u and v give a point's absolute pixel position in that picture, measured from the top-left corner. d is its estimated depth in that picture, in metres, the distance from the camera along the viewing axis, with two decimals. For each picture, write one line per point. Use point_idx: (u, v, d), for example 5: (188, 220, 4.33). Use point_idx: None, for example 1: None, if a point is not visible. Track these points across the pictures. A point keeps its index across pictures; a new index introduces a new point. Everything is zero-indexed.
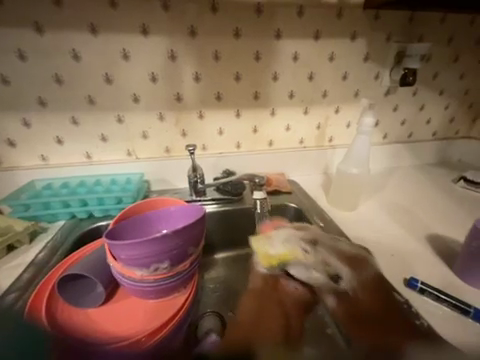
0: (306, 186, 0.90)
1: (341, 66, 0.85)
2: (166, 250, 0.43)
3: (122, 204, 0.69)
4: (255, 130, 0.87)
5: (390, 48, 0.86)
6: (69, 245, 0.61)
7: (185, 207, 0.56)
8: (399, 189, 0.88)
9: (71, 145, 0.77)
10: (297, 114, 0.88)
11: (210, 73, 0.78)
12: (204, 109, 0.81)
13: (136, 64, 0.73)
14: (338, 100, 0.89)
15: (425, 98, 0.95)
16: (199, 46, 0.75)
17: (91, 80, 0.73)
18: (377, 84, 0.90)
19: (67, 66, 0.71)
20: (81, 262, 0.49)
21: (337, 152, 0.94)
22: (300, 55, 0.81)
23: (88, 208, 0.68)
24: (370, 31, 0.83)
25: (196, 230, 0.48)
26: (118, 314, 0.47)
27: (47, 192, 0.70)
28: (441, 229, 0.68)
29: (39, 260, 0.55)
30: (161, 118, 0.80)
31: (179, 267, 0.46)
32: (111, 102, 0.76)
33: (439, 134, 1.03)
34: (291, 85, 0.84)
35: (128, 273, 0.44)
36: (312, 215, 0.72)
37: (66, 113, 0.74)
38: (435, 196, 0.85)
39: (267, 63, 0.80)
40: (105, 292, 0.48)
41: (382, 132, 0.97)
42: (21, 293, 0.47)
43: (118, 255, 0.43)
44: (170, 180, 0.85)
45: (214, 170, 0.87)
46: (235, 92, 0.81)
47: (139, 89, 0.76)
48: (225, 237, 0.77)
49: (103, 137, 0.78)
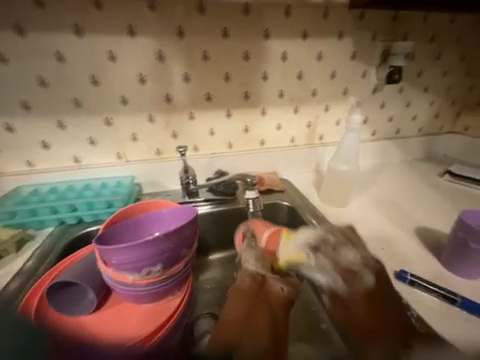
0: (299, 184, 0.91)
1: (329, 65, 0.86)
2: (159, 252, 0.43)
3: (112, 208, 0.68)
4: (246, 130, 0.87)
5: (376, 47, 0.87)
6: (58, 252, 0.59)
7: (177, 208, 0.56)
8: (388, 184, 0.91)
9: (58, 149, 0.75)
10: (288, 114, 0.89)
11: (199, 74, 0.78)
12: (194, 110, 0.81)
13: (123, 66, 0.72)
14: (327, 99, 0.90)
15: (411, 95, 0.98)
16: (187, 46, 0.74)
17: (77, 82, 0.71)
18: (364, 83, 0.91)
19: (51, 68, 0.69)
20: (71, 269, 0.48)
21: (328, 150, 0.95)
22: (288, 54, 0.82)
23: (77, 214, 0.66)
24: (355, 30, 0.84)
25: (189, 231, 0.47)
26: (112, 320, 0.46)
27: (33, 198, 0.68)
28: (429, 222, 0.70)
29: (27, 269, 0.54)
30: (151, 120, 0.79)
31: (173, 269, 0.46)
32: (98, 105, 0.74)
33: (425, 130, 1.06)
34: (280, 84, 0.84)
35: (120, 278, 0.43)
36: (305, 213, 0.73)
37: (51, 117, 0.72)
38: (423, 190, 0.87)
39: (256, 63, 0.80)
40: (97, 298, 0.47)
41: (370, 129, 0.99)
42: (8, 304, 0.45)
43: (109, 260, 0.42)
44: (162, 183, 0.84)
45: (207, 170, 0.86)
46: (225, 92, 0.81)
47: (127, 90, 0.74)
48: (219, 238, 0.76)
49: (91, 140, 0.77)
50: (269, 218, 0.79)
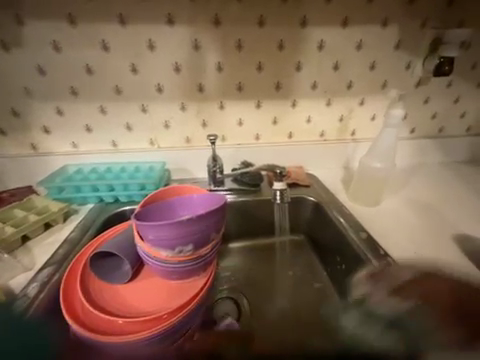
0: (326, 180, 0.88)
1: (370, 55, 0.81)
2: (190, 233, 0.45)
3: (145, 190, 0.72)
4: (275, 121, 0.86)
5: (425, 35, 0.80)
6: (97, 226, 0.65)
7: (207, 195, 0.58)
8: (424, 187, 0.84)
9: (98, 133, 0.82)
10: (319, 106, 0.85)
11: (232, 63, 0.78)
12: (224, 100, 0.81)
13: (160, 54, 0.75)
14: (363, 91, 0.85)
15: (461, 89, 0.88)
16: (222, 34, 0.74)
17: (118, 70, 0.75)
18: (407, 74, 0.84)
19: (97, 56, 0.73)
20: (111, 240, 0.52)
21: (360, 146, 0.90)
22: (325, 43, 0.78)
23: (114, 193, 0.72)
24: (403, 16, 0.77)
25: (218, 216, 0.49)
26: (143, 291, 0.50)
27: (77, 177, 0.76)
28: (471, 230, 0.64)
29: (71, 239, 0.60)
30: (183, 109, 0.81)
31: (202, 251, 0.48)
32: (136, 93, 0.78)
33: (474, 130, 0.95)
34: (314, 75, 0.81)
35: (153, 253, 0.47)
36: (331, 209, 0.71)
37: (95, 103, 0.78)
38: (466, 195, 0.79)
39: (291, 53, 0.78)
40: (131, 270, 0.52)
41: (409, 126, 0.92)
42: (58, 266, 0.52)
43: (145, 235, 0.45)
44: (190, 170, 0.87)
45: (233, 161, 0.87)
46: (256, 83, 0.81)
47: (163, 79, 0.77)
48: (241, 227, 0.78)
49: (128, 126, 0.81)
50: (293, 212, 0.78)
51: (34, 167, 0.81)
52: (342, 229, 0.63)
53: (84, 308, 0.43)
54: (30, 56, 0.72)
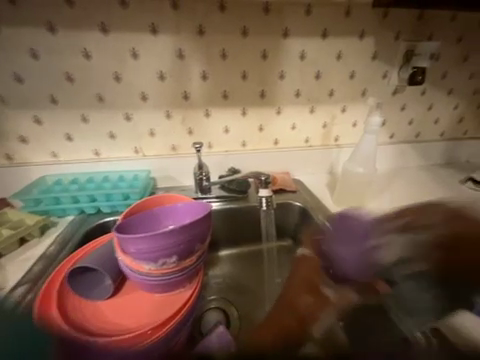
0: (312, 185, 0.89)
1: (349, 65, 0.84)
2: (174, 244, 0.44)
3: (129, 200, 0.70)
4: (261, 129, 0.87)
5: (399, 47, 0.85)
6: (78, 240, 0.62)
7: (191, 204, 0.57)
8: (405, 190, 0.87)
9: (80, 142, 0.79)
10: (304, 113, 0.88)
11: (217, 71, 0.79)
12: (210, 108, 0.82)
13: (144, 63, 0.74)
14: (345, 99, 0.88)
15: (434, 97, 0.94)
16: (206, 44, 0.75)
17: (100, 78, 0.74)
18: (384, 83, 0.89)
19: (78, 64, 0.72)
20: (91, 254, 0.50)
21: (343, 152, 0.93)
22: (307, 53, 0.81)
23: (96, 204, 0.70)
24: (377, 29, 0.82)
25: (202, 226, 0.48)
26: (126, 307, 0.48)
27: (56, 187, 0.72)
28: None
29: (49, 254, 0.57)
30: (168, 116, 0.81)
31: (186, 262, 0.47)
32: (119, 101, 0.77)
33: (447, 135, 1.01)
34: (297, 83, 0.84)
35: (136, 267, 0.45)
36: (317, 214, 0.72)
37: (76, 111, 0.76)
38: (443, 197, 0.83)
39: (274, 62, 0.80)
40: (113, 285, 0.50)
41: (388, 132, 0.97)
42: (33, 284, 0.49)
43: (127, 249, 0.44)
44: (176, 178, 0.85)
45: (220, 168, 0.87)
46: (241, 91, 0.82)
47: (147, 87, 0.77)
48: (229, 235, 0.77)
49: (111, 135, 0.80)
50: (280, 218, 0.79)
51: (9, 179, 0.77)
52: None
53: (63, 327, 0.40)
54: (5, 63, 0.69)
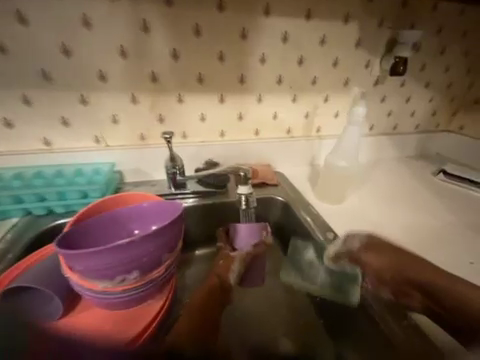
0: (293, 178, 0.86)
1: (332, 51, 0.80)
2: (135, 257, 0.37)
3: (87, 198, 0.61)
4: (240, 117, 0.80)
5: (382, 35, 0.82)
6: (22, 247, 0.52)
7: (160, 204, 0.49)
8: (383, 182, 0.88)
9: (24, 129, 0.66)
10: (285, 102, 0.82)
11: (189, 50, 0.69)
12: (183, 92, 0.73)
13: (100, 34, 0.62)
14: (327, 88, 0.84)
15: (411, 89, 0.94)
16: (176, 16, 0.65)
17: (44, 51, 0.61)
18: (367, 73, 0.86)
19: (12, 30, 0.58)
20: (30, 273, 0.41)
21: (325, 143, 0.90)
22: (289, 36, 0.74)
23: (46, 204, 0.59)
24: (362, 13, 0.78)
25: (171, 233, 0.42)
26: (80, 327, 0.41)
27: None
28: (423, 224, 0.67)
29: None
30: (134, 101, 0.70)
31: (152, 274, 0.40)
32: (71, 80, 0.64)
33: (422, 127, 1.03)
34: (278, 69, 0.77)
35: (88, 285, 0.38)
36: (299, 208, 0.69)
37: (15, 91, 0.62)
38: (417, 189, 0.85)
39: (254, 43, 0.73)
40: (63, 302, 0.42)
41: (368, 124, 0.96)
42: None
43: (74, 265, 0.36)
44: (146, 172, 0.76)
45: (197, 160, 0.79)
46: (218, 74, 0.73)
47: (106, 65, 0.65)
48: (207, 233, 0.71)
49: (64, 121, 0.67)
50: (261, 214, 0.74)
51: None
52: (309, 230, 0.62)
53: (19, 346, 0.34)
54: None
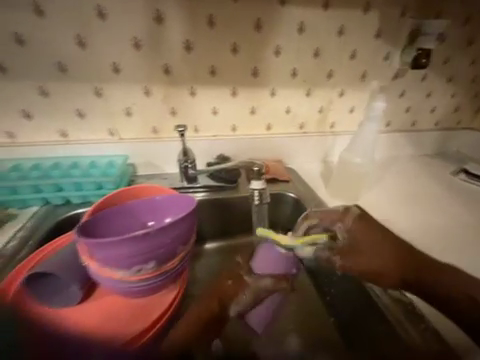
0: (305, 175, 0.84)
1: (351, 43, 0.76)
2: (151, 248, 0.38)
3: (102, 190, 0.62)
4: (252, 111, 0.79)
5: (404, 25, 0.78)
6: (41, 235, 0.54)
7: (174, 197, 0.50)
8: (397, 181, 0.85)
9: (41, 121, 0.67)
10: (299, 96, 0.80)
11: (203, 42, 0.68)
12: (195, 86, 0.72)
13: (115, 26, 0.62)
14: (343, 82, 0.81)
15: (433, 84, 0.89)
16: (190, 7, 0.64)
17: (61, 43, 0.62)
18: (386, 66, 0.82)
19: (31, 22, 0.59)
20: (51, 259, 0.43)
21: (339, 139, 0.87)
22: (306, 26, 0.72)
23: (63, 194, 0.61)
24: (384, 2, 0.74)
25: (185, 226, 0.42)
26: (96, 313, 0.42)
27: (15, 174, 0.62)
28: (440, 225, 0.65)
29: (5, 253, 0.48)
30: (147, 94, 0.70)
31: (167, 266, 0.41)
32: (87, 72, 0.65)
33: (442, 124, 0.98)
34: (293, 61, 0.75)
35: (106, 274, 0.39)
36: (310, 205, 0.67)
37: (33, 82, 0.64)
38: (435, 189, 0.81)
39: (268, 34, 0.71)
40: (81, 290, 0.43)
41: (385, 120, 0.92)
42: None
43: (93, 254, 0.37)
44: (158, 165, 0.77)
45: (208, 154, 0.79)
46: (231, 67, 0.72)
47: (120, 57, 0.65)
48: (217, 227, 0.72)
49: (79, 113, 0.68)
50: (272, 210, 0.74)
51: None
52: None
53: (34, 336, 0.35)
54: None
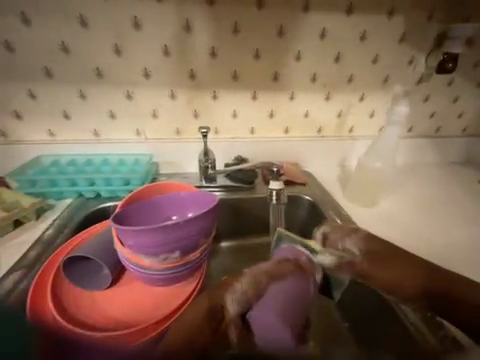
0: (322, 179, 0.84)
1: (373, 48, 0.76)
2: (177, 238, 0.41)
3: (129, 185, 0.67)
4: (271, 114, 0.81)
5: (429, 29, 0.77)
6: (75, 225, 0.59)
7: (197, 194, 0.53)
8: (419, 188, 0.82)
9: (78, 121, 0.74)
10: (318, 100, 0.81)
11: (226, 48, 0.71)
12: (218, 90, 0.75)
13: (148, 35, 0.68)
14: (364, 86, 0.81)
15: (461, 89, 0.86)
16: (217, 16, 0.68)
17: (100, 50, 0.68)
18: (410, 70, 0.81)
19: (75, 32, 0.66)
20: (87, 244, 0.47)
21: (357, 143, 0.87)
22: (328, 32, 0.73)
23: (94, 188, 0.66)
24: (409, 6, 0.73)
25: (207, 220, 0.45)
26: (124, 298, 0.46)
27: (54, 169, 0.69)
28: (465, 235, 0.62)
29: (45, 239, 0.54)
30: (173, 97, 0.75)
31: (189, 257, 0.44)
32: (120, 76, 0.71)
33: (470, 131, 0.94)
34: (314, 66, 0.76)
35: (135, 260, 0.42)
36: (327, 209, 0.68)
37: (73, 86, 0.70)
38: (460, 198, 0.78)
39: (290, 40, 0.73)
40: (111, 274, 0.47)
41: (407, 125, 0.90)
42: (27, 271, 0.46)
43: (126, 240, 0.41)
44: (179, 165, 0.80)
45: (226, 155, 0.82)
46: (252, 71, 0.75)
47: (150, 63, 0.70)
48: (233, 226, 0.74)
49: (111, 114, 0.74)
50: (288, 211, 0.74)
51: (6, 157, 0.73)
52: None
53: (59, 324, 0.36)
54: None
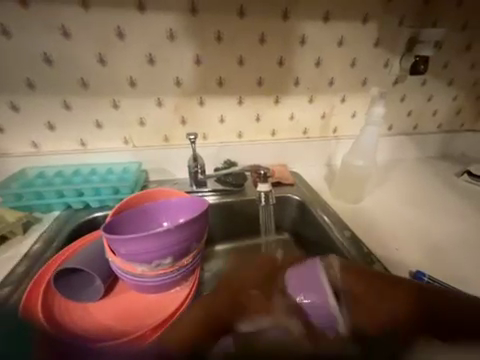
0: (310, 178, 0.87)
1: (351, 52, 0.80)
2: (169, 244, 0.42)
3: (119, 194, 0.66)
4: (258, 118, 0.83)
5: (401, 34, 0.82)
6: (64, 237, 0.58)
7: (187, 199, 0.54)
8: (401, 183, 0.86)
9: (63, 131, 0.73)
10: (302, 103, 0.84)
11: (211, 56, 0.73)
12: (204, 96, 0.77)
13: (132, 44, 0.68)
14: (344, 89, 0.85)
15: (434, 88, 0.92)
16: (200, 25, 0.70)
17: (83, 60, 0.68)
18: (386, 72, 0.86)
19: (57, 43, 0.65)
20: (78, 256, 0.47)
21: (342, 143, 0.90)
22: (308, 38, 0.76)
23: (83, 199, 0.65)
24: (381, 13, 0.78)
25: (199, 225, 0.46)
26: (119, 307, 0.46)
27: (40, 181, 0.67)
28: (443, 225, 0.66)
29: (33, 253, 0.53)
30: (160, 105, 0.75)
31: (182, 262, 0.44)
32: (105, 86, 0.71)
33: (444, 127, 1.00)
34: (296, 71, 0.79)
35: (128, 268, 0.43)
36: (315, 207, 0.70)
37: (57, 96, 0.70)
38: (438, 190, 0.83)
39: (272, 46, 0.75)
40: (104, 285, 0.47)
41: (387, 123, 0.95)
42: (16, 286, 0.45)
43: (117, 250, 0.41)
44: (169, 171, 0.81)
45: (215, 160, 0.83)
46: (237, 77, 0.77)
47: (136, 72, 0.71)
48: (225, 229, 0.75)
49: (97, 124, 0.74)
50: (278, 212, 0.76)
51: None
52: (326, 228, 0.63)
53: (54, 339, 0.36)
54: None
